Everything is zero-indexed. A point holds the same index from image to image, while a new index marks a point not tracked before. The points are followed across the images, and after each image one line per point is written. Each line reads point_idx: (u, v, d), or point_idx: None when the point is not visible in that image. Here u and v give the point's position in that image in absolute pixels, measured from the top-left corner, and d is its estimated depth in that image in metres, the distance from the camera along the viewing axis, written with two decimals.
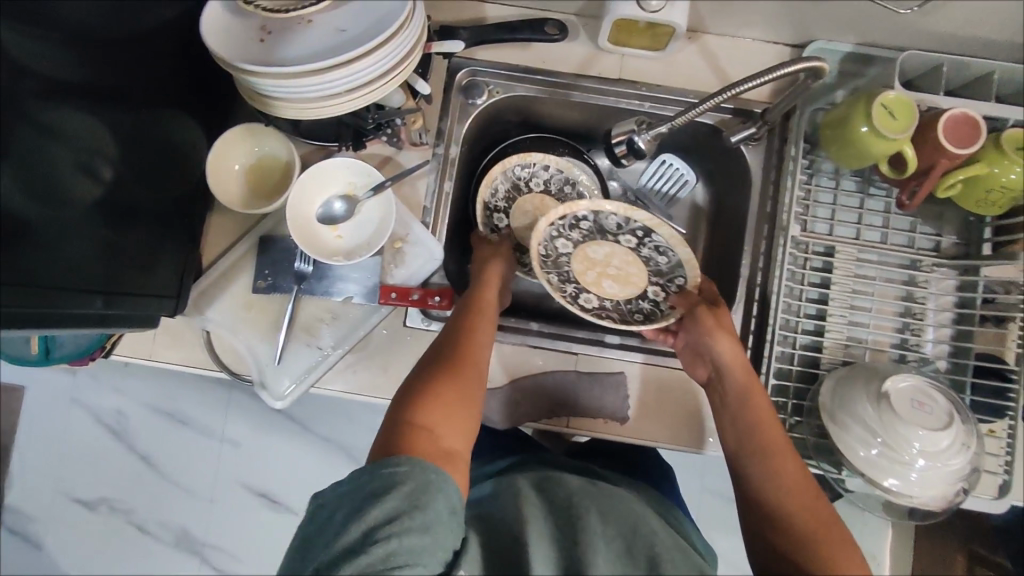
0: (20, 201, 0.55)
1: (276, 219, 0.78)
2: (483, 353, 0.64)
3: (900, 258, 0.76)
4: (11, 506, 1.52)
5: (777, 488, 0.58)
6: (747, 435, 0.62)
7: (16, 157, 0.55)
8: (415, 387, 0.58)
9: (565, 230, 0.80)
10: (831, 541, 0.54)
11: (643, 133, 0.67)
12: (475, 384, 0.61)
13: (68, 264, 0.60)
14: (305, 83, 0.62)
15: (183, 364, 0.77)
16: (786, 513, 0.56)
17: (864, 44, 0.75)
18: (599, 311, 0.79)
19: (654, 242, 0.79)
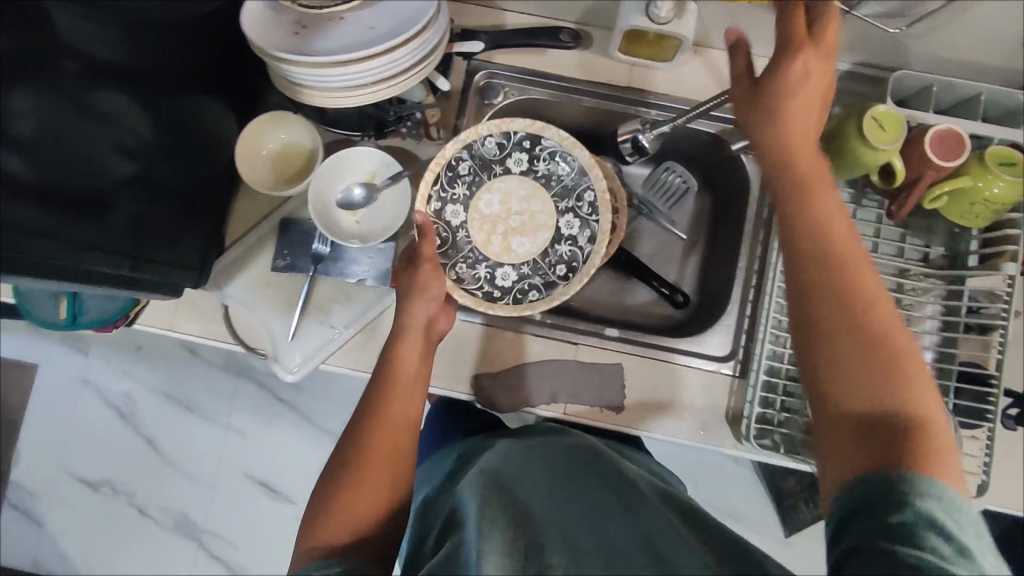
0: (54, 167, 0.60)
1: (297, 203, 0.82)
2: (397, 416, 0.63)
3: (889, 267, 0.79)
4: (15, 482, 1.55)
5: (847, 293, 0.49)
6: (812, 253, 0.51)
7: (54, 130, 0.59)
8: (321, 501, 0.58)
9: (449, 190, 0.80)
10: (900, 352, 0.47)
11: (647, 132, 0.77)
12: (388, 458, 0.60)
13: (96, 230, 0.64)
14: (331, 72, 0.67)
15: (201, 336, 0.81)
16: (859, 382, 0.47)
17: (860, 65, 0.79)
18: (519, 288, 0.79)
19: (546, 147, 0.80)
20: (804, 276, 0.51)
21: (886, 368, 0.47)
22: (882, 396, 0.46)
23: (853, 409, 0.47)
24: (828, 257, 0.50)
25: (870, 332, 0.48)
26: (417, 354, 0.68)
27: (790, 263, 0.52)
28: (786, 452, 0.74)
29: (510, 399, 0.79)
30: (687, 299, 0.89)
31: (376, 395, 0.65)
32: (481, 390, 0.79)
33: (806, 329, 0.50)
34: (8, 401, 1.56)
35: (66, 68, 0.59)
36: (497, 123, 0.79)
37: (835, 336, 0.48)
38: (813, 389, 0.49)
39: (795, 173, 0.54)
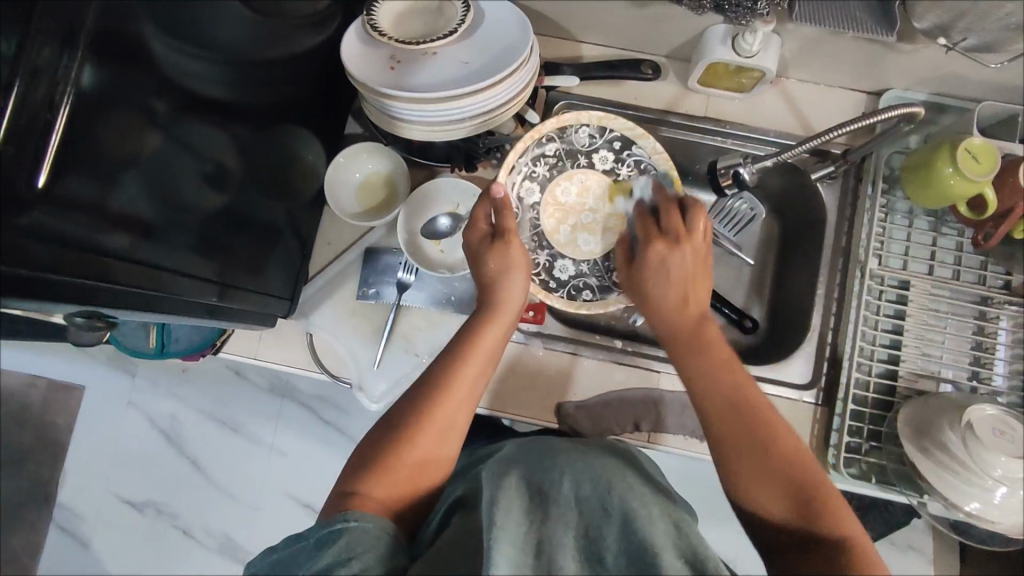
0: (152, 199, 0.59)
1: (381, 232, 0.83)
2: (463, 400, 0.62)
3: (970, 294, 0.79)
4: (61, 503, 1.55)
5: (756, 430, 0.57)
6: (735, 414, 0.58)
7: (156, 168, 0.59)
8: (369, 455, 0.58)
9: (530, 166, 0.80)
10: (816, 483, 0.54)
11: (749, 166, 0.72)
12: (440, 432, 0.60)
13: (188, 263, 0.64)
14: (431, 107, 0.68)
15: (285, 365, 0.82)
16: (787, 505, 0.53)
17: (938, 94, 0.80)
18: (575, 284, 0.79)
19: (635, 158, 0.79)
20: (719, 427, 0.58)
21: (793, 492, 0.53)
22: (803, 514, 0.52)
23: (787, 523, 0.53)
24: (750, 415, 0.58)
25: (780, 466, 0.55)
26: (499, 338, 0.68)
27: (712, 442, 0.58)
28: (879, 481, 0.75)
29: (595, 426, 0.79)
30: (756, 323, 0.89)
31: (451, 362, 0.64)
32: (564, 418, 0.79)
33: (738, 475, 0.55)
34: (56, 423, 1.56)
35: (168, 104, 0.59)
36: (598, 116, 0.79)
37: (758, 459, 0.55)
38: (757, 535, 0.55)
39: (703, 342, 0.64)
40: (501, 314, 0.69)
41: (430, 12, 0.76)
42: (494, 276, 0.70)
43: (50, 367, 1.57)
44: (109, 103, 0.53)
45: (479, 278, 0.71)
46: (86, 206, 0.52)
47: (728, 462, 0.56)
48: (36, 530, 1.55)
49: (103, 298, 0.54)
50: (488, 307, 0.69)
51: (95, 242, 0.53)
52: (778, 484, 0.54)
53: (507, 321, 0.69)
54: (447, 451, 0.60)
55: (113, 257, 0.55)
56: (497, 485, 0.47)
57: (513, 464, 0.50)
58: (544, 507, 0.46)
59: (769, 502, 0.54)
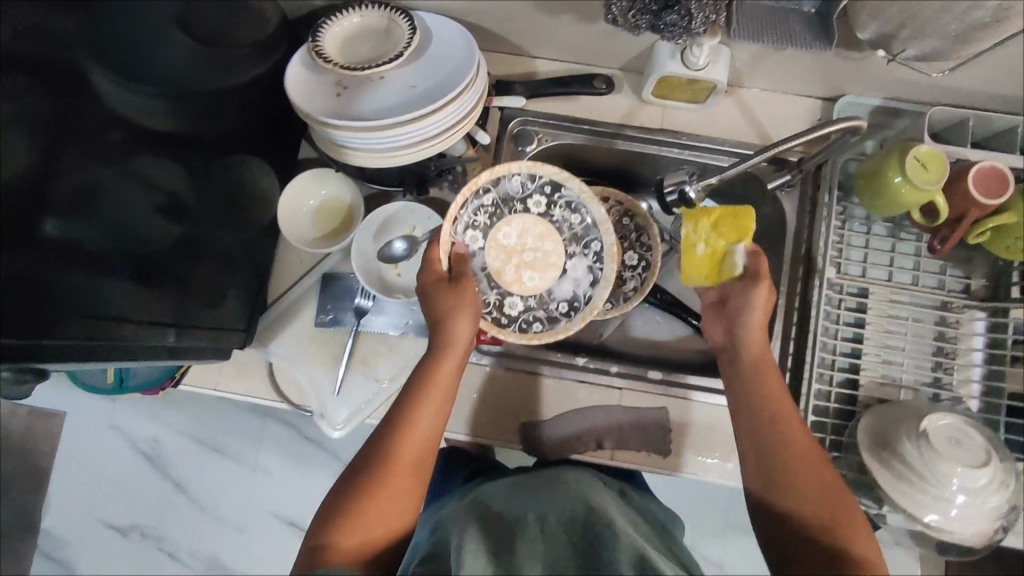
0: (105, 235, 0.58)
1: (338, 256, 0.83)
2: (423, 439, 0.63)
3: (931, 300, 0.79)
4: (44, 531, 1.54)
5: (816, 476, 0.59)
6: (798, 460, 0.60)
7: (105, 209, 0.59)
8: (336, 506, 0.59)
9: (469, 216, 0.74)
10: (833, 487, 0.59)
11: (694, 183, 0.68)
12: (408, 479, 0.61)
13: (145, 305, 0.63)
14: (377, 134, 0.68)
15: (246, 395, 0.81)
16: (807, 500, 0.58)
17: (892, 99, 0.80)
18: (526, 319, 0.75)
19: (566, 198, 0.75)
20: (751, 433, 0.63)
21: (848, 533, 0.55)
22: (820, 517, 0.56)
23: (806, 514, 0.57)
24: (810, 463, 0.60)
25: (803, 473, 0.59)
26: (454, 371, 0.68)
27: (743, 447, 0.63)
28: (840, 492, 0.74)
29: (558, 446, 0.79)
30: None
31: (409, 401, 0.65)
32: (527, 438, 0.79)
33: (755, 470, 0.61)
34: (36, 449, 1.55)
35: (110, 138, 0.59)
36: (528, 164, 0.74)
37: (790, 471, 0.59)
38: (767, 530, 0.59)
39: (759, 388, 0.65)
40: (454, 347, 0.68)
41: (377, 35, 0.75)
42: (446, 314, 0.68)
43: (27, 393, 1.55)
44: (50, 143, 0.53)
45: (432, 318, 0.70)
46: (40, 247, 0.52)
47: (791, 509, 0.58)
48: (22, 558, 1.54)
49: (50, 354, 0.52)
50: (440, 342, 0.68)
51: (46, 279, 0.52)
52: (833, 528, 0.56)
53: (464, 354, 0.69)
54: (414, 492, 0.62)
55: (62, 307, 0.54)
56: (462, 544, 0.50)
57: (478, 522, 0.54)
58: (507, 551, 0.49)
59: (833, 553, 0.55)
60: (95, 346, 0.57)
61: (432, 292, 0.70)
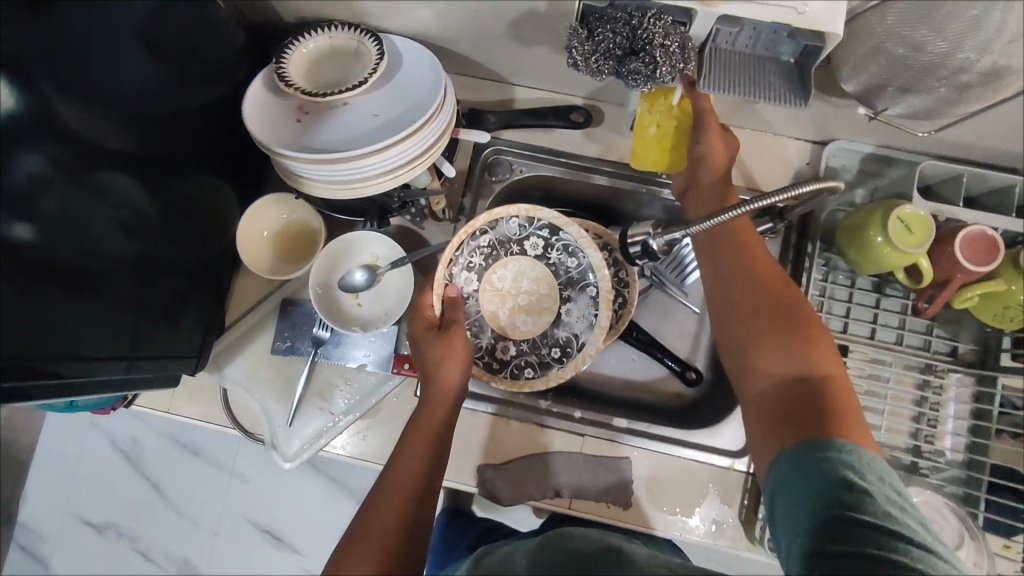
0: (64, 252, 0.56)
1: (300, 282, 0.80)
2: (414, 482, 0.60)
3: (915, 362, 0.75)
4: (22, 523, 1.54)
5: (779, 316, 0.58)
6: (755, 299, 0.60)
7: (54, 237, 0.55)
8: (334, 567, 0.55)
9: (466, 257, 0.80)
10: (805, 327, 0.57)
11: (657, 236, 0.60)
12: (397, 525, 0.57)
13: (93, 338, 0.60)
14: (335, 167, 0.65)
15: (200, 420, 0.79)
16: (773, 353, 0.56)
17: (884, 147, 0.76)
18: (518, 363, 0.80)
19: (563, 242, 0.81)
20: (724, 298, 0.62)
21: (801, 352, 0.55)
22: (785, 364, 0.55)
23: (770, 375, 0.56)
24: (778, 299, 0.60)
25: (770, 315, 0.59)
26: (445, 419, 0.66)
27: (717, 307, 0.63)
28: None
29: (514, 493, 0.76)
30: (700, 376, 0.87)
31: (397, 454, 0.63)
32: (482, 481, 0.76)
33: (728, 321, 0.61)
34: (17, 442, 1.55)
35: (65, 155, 0.56)
36: (526, 208, 0.78)
37: (760, 320, 0.59)
38: (739, 381, 0.59)
39: (737, 239, 0.64)
40: (447, 396, 0.67)
41: (344, 59, 0.71)
42: (434, 362, 0.68)
43: None
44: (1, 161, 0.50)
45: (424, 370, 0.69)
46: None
47: (750, 335, 0.59)
48: None
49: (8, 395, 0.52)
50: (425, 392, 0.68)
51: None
52: (778, 350, 0.56)
53: (455, 401, 0.68)
54: (418, 538, 0.57)
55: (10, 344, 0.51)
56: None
57: None
58: None
59: (780, 353, 0.56)
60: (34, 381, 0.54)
61: (421, 339, 0.70)
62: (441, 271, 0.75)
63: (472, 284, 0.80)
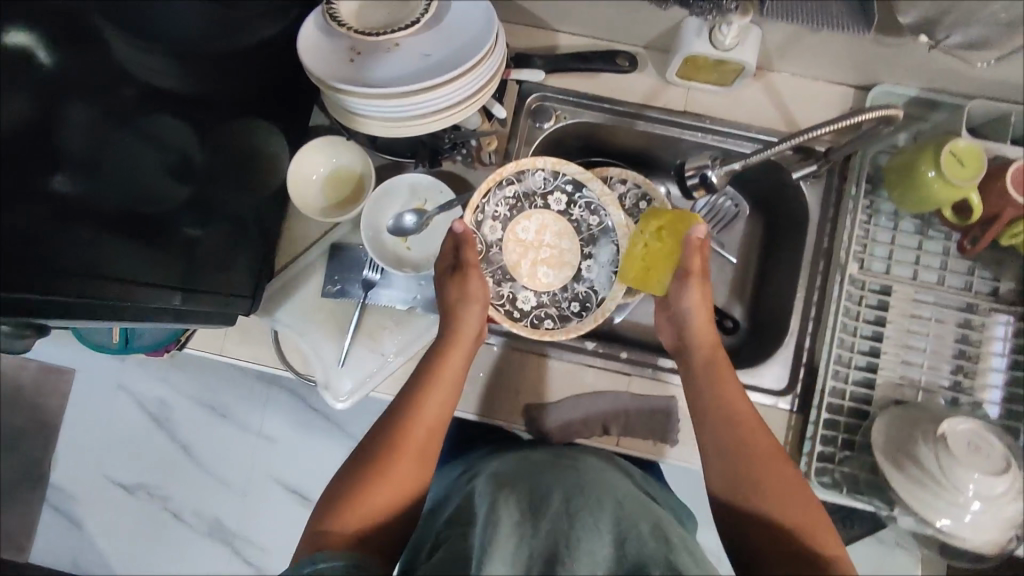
0: (109, 195, 0.56)
1: (348, 228, 0.81)
2: (427, 427, 0.63)
3: (956, 302, 0.76)
4: (54, 484, 1.55)
5: (770, 471, 0.60)
6: (744, 444, 0.62)
7: (99, 180, 0.55)
8: (343, 489, 0.59)
9: (493, 207, 0.80)
10: (806, 498, 0.58)
11: (717, 168, 0.66)
12: (408, 467, 0.61)
13: (145, 268, 0.60)
14: (387, 103, 0.65)
15: (251, 361, 0.81)
16: (769, 507, 0.58)
17: (928, 90, 0.77)
18: (538, 314, 0.79)
19: (585, 198, 0.80)
20: (725, 460, 0.62)
21: (796, 508, 0.57)
22: (794, 534, 0.56)
23: (767, 522, 0.57)
24: (768, 452, 0.61)
25: (770, 481, 0.59)
26: (461, 366, 0.68)
27: (720, 474, 0.62)
28: (849, 492, 0.73)
29: (564, 432, 0.77)
30: (736, 325, 0.87)
31: (416, 390, 0.66)
32: (531, 419, 0.78)
33: (720, 472, 0.62)
34: (46, 405, 1.55)
35: (124, 93, 0.57)
36: (553, 161, 0.78)
37: (754, 475, 0.60)
38: (732, 535, 0.59)
39: (724, 381, 0.67)
40: (460, 341, 0.69)
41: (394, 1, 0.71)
42: (455, 305, 0.70)
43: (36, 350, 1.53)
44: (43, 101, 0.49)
45: (444, 312, 0.71)
46: (41, 203, 0.50)
47: (745, 485, 0.59)
48: (31, 510, 1.56)
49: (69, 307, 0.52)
50: (446, 335, 0.69)
51: (48, 240, 0.50)
52: (778, 503, 0.58)
53: (470, 350, 0.70)
54: (421, 477, 0.62)
55: (67, 274, 0.52)
56: (494, 518, 0.50)
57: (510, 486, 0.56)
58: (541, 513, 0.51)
59: (775, 504, 0.58)
60: (98, 305, 0.55)
61: (443, 284, 0.72)
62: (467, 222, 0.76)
63: (493, 235, 0.80)
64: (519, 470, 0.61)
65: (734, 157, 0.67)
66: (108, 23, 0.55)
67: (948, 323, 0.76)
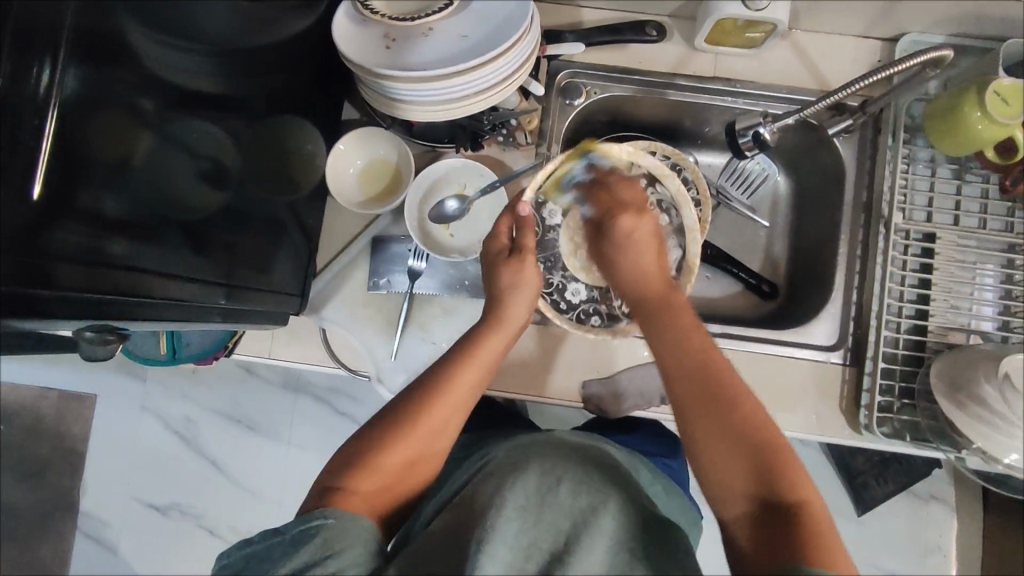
0: (148, 209, 0.53)
1: (389, 220, 0.81)
2: (453, 405, 0.61)
3: (997, 243, 0.77)
4: (85, 512, 1.45)
5: (735, 417, 0.55)
6: (700, 390, 0.56)
7: (138, 193, 0.52)
8: (361, 450, 0.58)
9: (558, 190, 0.79)
10: (777, 448, 0.53)
11: (769, 124, 0.71)
12: (427, 441, 0.59)
13: (191, 267, 0.59)
14: (429, 87, 0.65)
15: (302, 363, 0.80)
16: (723, 464, 0.54)
17: (955, 36, 0.77)
18: (585, 309, 0.81)
19: (661, 181, 0.78)
20: (692, 427, 0.56)
21: (766, 471, 0.52)
22: (769, 495, 0.52)
23: (728, 488, 0.53)
24: (728, 398, 0.55)
25: (744, 440, 0.54)
26: (500, 348, 0.66)
27: (693, 441, 0.55)
28: (912, 439, 0.74)
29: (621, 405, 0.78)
30: (773, 287, 0.89)
31: (450, 363, 0.63)
32: (589, 398, 0.78)
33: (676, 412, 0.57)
34: (70, 432, 1.45)
35: (154, 100, 0.53)
36: (644, 142, 0.77)
37: (710, 416, 0.55)
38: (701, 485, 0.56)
39: (676, 319, 0.62)
40: (504, 324, 0.67)
41: None
42: (505, 291, 0.69)
43: (50, 376, 1.45)
44: (79, 116, 0.46)
45: (491, 291, 0.70)
46: (86, 221, 0.48)
47: (693, 428, 0.56)
48: (63, 540, 1.45)
49: (122, 309, 0.52)
50: (493, 315, 0.68)
51: (96, 254, 0.49)
52: (736, 459, 0.53)
53: (512, 334, 0.68)
54: (436, 451, 0.61)
55: (118, 283, 0.51)
56: (503, 502, 0.51)
57: (529, 467, 0.55)
58: (545, 503, 0.51)
59: (736, 462, 0.53)
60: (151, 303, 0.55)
61: (494, 264, 0.71)
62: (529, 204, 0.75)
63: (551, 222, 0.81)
64: (530, 448, 0.60)
65: (784, 115, 0.71)
66: (147, 33, 0.51)
67: (991, 266, 0.77)
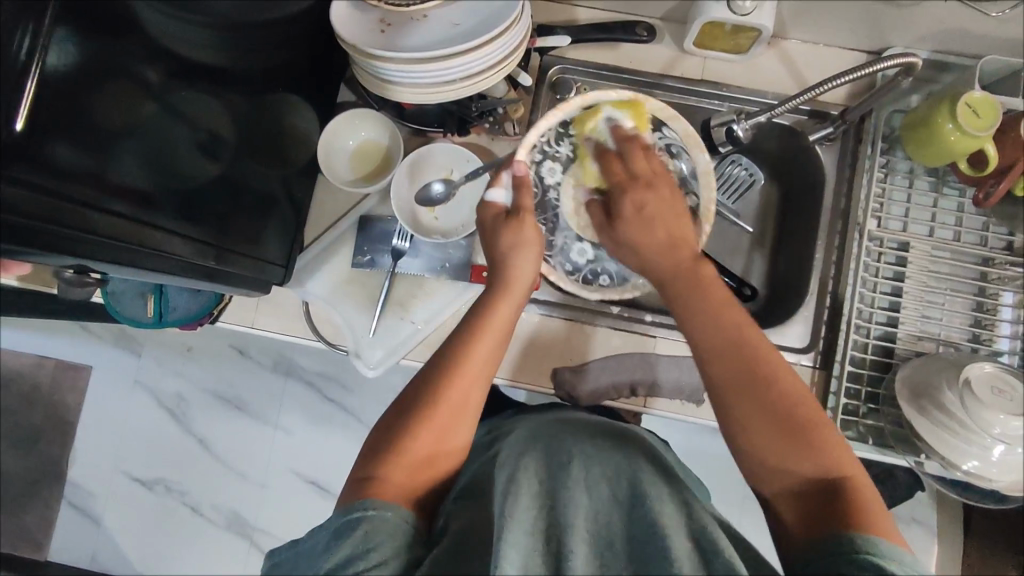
0: (140, 170, 0.56)
1: (379, 200, 0.84)
2: (478, 376, 0.61)
3: (971, 256, 0.78)
4: (72, 481, 1.45)
5: (763, 384, 0.55)
6: (730, 358, 0.57)
7: (131, 151, 0.55)
8: (384, 442, 0.58)
9: (553, 145, 0.80)
10: (813, 421, 0.54)
11: (742, 122, 0.77)
12: (459, 418, 0.60)
13: (186, 226, 0.62)
14: (417, 69, 0.67)
15: (284, 334, 0.83)
16: (761, 440, 0.54)
17: (940, 52, 0.79)
18: (592, 269, 0.82)
19: (665, 138, 0.78)
20: (730, 394, 0.56)
21: (807, 447, 0.53)
22: (809, 469, 0.52)
23: (767, 464, 0.54)
24: (758, 370, 0.56)
25: (780, 411, 0.54)
26: (514, 312, 0.67)
27: (731, 412, 0.56)
28: (876, 443, 0.75)
29: (592, 394, 0.79)
30: (754, 292, 0.87)
31: (468, 333, 0.64)
32: (560, 383, 0.80)
33: (710, 379, 0.58)
34: (63, 401, 1.46)
35: (155, 66, 0.55)
36: (629, 96, 0.74)
37: (746, 380, 0.56)
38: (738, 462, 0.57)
39: (698, 290, 0.62)
40: (513, 287, 0.67)
41: None
42: (506, 251, 0.68)
43: (48, 345, 1.47)
44: (84, 80, 0.50)
45: (492, 244, 0.70)
46: (74, 173, 0.50)
47: (723, 391, 0.56)
48: (49, 509, 1.45)
49: (104, 255, 0.53)
50: (498, 281, 0.68)
51: (89, 202, 0.51)
52: (773, 431, 0.54)
53: (521, 296, 0.68)
54: (466, 423, 0.60)
55: (110, 230, 0.53)
56: (513, 486, 0.50)
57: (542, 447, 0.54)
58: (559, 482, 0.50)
59: (776, 437, 0.54)
60: (138, 254, 0.56)
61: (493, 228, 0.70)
62: (521, 157, 0.74)
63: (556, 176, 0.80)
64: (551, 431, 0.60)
65: (756, 112, 0.77)
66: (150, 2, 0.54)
67: (966, 278, 0.78)
